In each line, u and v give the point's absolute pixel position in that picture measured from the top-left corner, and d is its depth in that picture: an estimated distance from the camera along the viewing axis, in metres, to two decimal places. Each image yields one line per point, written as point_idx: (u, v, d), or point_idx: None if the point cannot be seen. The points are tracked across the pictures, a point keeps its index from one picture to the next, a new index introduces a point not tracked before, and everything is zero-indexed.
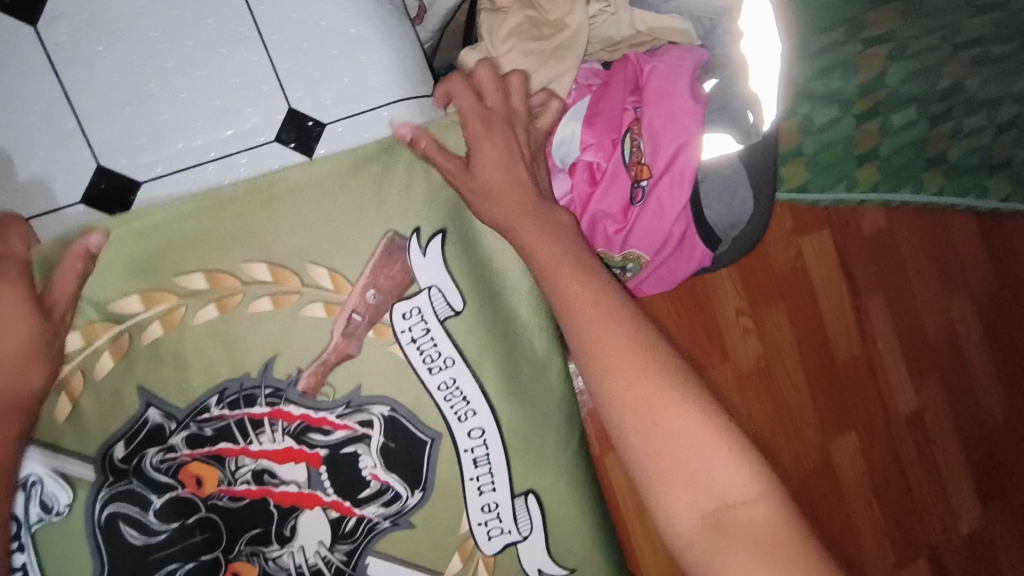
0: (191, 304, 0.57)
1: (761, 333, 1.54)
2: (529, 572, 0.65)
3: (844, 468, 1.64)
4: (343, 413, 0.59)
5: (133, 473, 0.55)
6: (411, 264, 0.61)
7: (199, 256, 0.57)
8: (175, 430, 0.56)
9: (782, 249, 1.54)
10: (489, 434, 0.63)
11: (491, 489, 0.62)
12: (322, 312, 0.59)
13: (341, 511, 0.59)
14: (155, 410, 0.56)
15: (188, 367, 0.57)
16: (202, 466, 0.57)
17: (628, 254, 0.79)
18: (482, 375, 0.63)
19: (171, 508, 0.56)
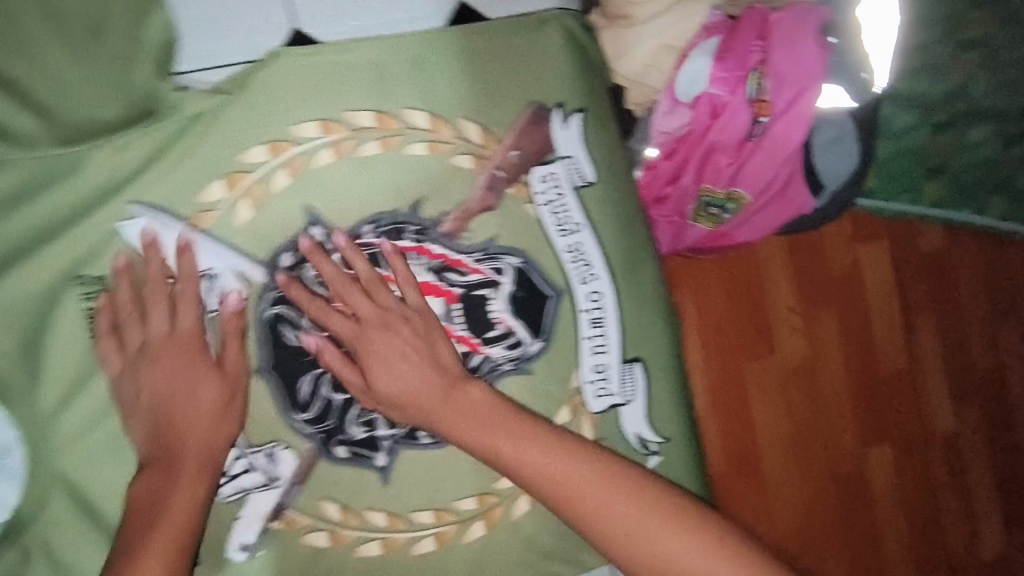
0: (359, 138, 0.63)
1: (808, 331, 1.48)
2: (628, 437, 0.70)
3: (875, 486, 1.56)
4: (479, 259, 0.65)
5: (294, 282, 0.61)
6: (554, 132, 0.67)
7: (370, 97, 0.63)
8: (332, 249, 0.61)
9: (841, 253, 1.47)
10: (606, 299, 0.68)
11: (603, 350, 0.68)
12: (470, 164, 0.65)
13: (470, 346, 0.64)
14: (319, 229, 0.62)
15: (347, 193, 0.63)
16: None
17: (732, 191, 0.79)
18: (604, 243, 0.68)
19: None
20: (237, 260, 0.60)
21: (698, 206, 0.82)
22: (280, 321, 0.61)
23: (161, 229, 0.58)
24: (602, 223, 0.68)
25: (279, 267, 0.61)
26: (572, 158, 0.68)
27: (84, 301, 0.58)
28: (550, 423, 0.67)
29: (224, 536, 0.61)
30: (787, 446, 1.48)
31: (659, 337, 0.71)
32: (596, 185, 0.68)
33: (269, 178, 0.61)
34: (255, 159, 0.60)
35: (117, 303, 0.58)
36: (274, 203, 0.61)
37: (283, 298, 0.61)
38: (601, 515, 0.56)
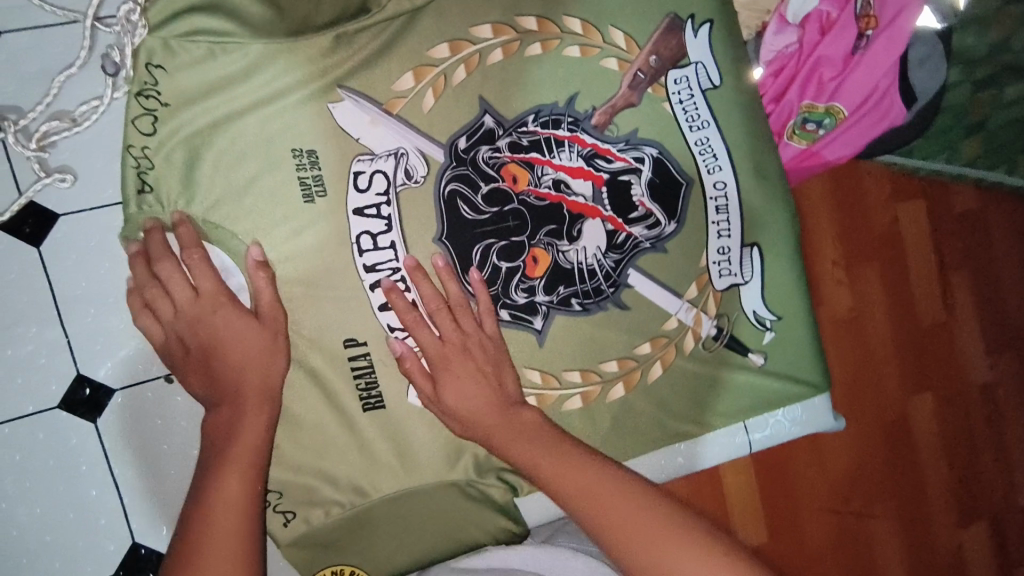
0: (525, 40, 0.72)
1: (854, 286, 1.52)
2: (746, 314, 0.79)
3: (921, 439, 1.58)
4: (623, 149, 0.74)
5: (470, 162, 0.70)
6: (685, 42, 0.77)
7: (535, 5, 0.73)
8: (502, 136, 0.71)
9: (880, 211, 1.54)
10: (729, 188, 0.77)
11: (726, 234, 0.77)
12: (615, 66, 0.75)
13: (616, 225, 0.73)
14: (490, 118, 0.71)
15: (513, 87, 0.72)
16: (518, 168, 0.71)
17: (831, 106, 0.90)
18: (727, 140, 0.78)
19: (494, 195, 0.70)
20: (421, 143, 0.68)
21: (797, 123, 0.93)
22: (457, 197, 0.69)
23: (359, 110, 0.66)
24: (726, 123, 0.78)
25: (456, 149, 0.70)
26: (700, 64, 0.77)
27: (293, 168, 0.65)
28: (681, 297, 0.76)
29: (403, 387, 0.67)
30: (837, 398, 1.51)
31: (772, 228, 0.80)
32: (720, 89, 0.78)
33: (450, 73, 0.70)
34: (440, 56, 0.69)
35: (321, 172, 0.65)
36: (454, 93, 0.70)
37: (460, 176, 0.69)
38: (611, 508, 0.60)
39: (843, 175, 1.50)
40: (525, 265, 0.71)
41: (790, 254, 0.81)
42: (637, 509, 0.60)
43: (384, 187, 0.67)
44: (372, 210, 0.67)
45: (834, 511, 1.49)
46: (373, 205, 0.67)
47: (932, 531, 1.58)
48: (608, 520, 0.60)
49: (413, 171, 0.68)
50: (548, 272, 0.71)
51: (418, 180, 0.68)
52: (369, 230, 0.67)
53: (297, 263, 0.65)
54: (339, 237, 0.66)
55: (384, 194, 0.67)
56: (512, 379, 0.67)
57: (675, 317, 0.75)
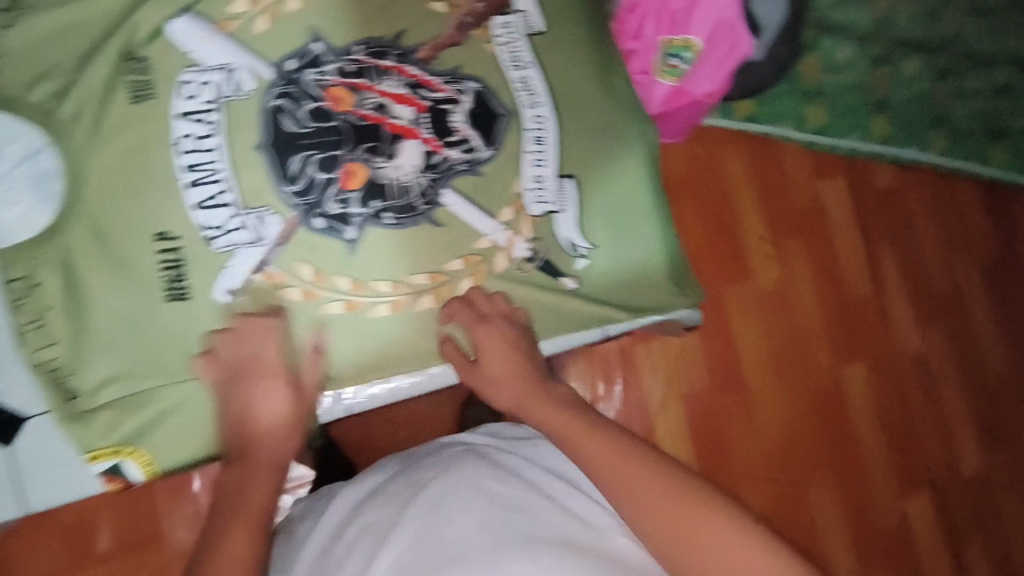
0: None
1: (782, 259, 1.52)
2: (561, 241, 0.85)
3: (857, 419, 1.52)
4: (446, 81, 0.82)
5: (296, 82, 0.77)
6: None
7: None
8: (329, 61, 0.78)
9: (804, 188, 1.55)
10: (547, 123, 0.85)
11: (542, 165, 0.84)
12: (444, 8, 0.83)
13: (432, 147, 0.80)
14: (318, 44, 0.78)
15: (345, 18, 0.80)
16: (342, 91, 0.78)
17: (685, 40, 1.02)
18: (549, 82, 0.86)
19: (316, 112, 0.77)
20: (251, 62, 0.76)
21: (661, 59, 1.05)
22: (281, 111, 0.76)
23: (194, 29, 0.75)
24: (549, 65, 0.86)
25: (285, 70, 0.77)
26: (526, 13, 0.87)
27: (124, 72, 0.73)
28: (495, 220, 0.82)
29: (213, 280, 0.74)
30: (769, 370, 1.49)
31: (591, 162, 0.87)
32: (544, 36, 0.87)
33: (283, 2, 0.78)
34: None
35: (151, 78, 0.73)
36: (285, 19, 0.78)
37: (286, 93, 0.76)
38: (596, 450, 0.64)
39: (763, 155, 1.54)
40: (340, 177, 0.77)
41: (611, 187, 0.88)
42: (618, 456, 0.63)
43: (212, 96, 0.74)
44: (198, 116, 0.74)
45: (772, 476, 1.47)
46: (199, 111, 0.74)
47: (874, 512, 1.49)
48: (594, 459, 0.63)
49: (241, 85, 0.75)
50: (364, 184, 0.78)
51: (245, 93, 0.75)
52: (193, 134, 0.73)
53: (119, 156, 0.72)
54: (162, 137, 0.73)
55: (211, 103, 0.74)
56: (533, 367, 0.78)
57: (488, 237, 0.82)
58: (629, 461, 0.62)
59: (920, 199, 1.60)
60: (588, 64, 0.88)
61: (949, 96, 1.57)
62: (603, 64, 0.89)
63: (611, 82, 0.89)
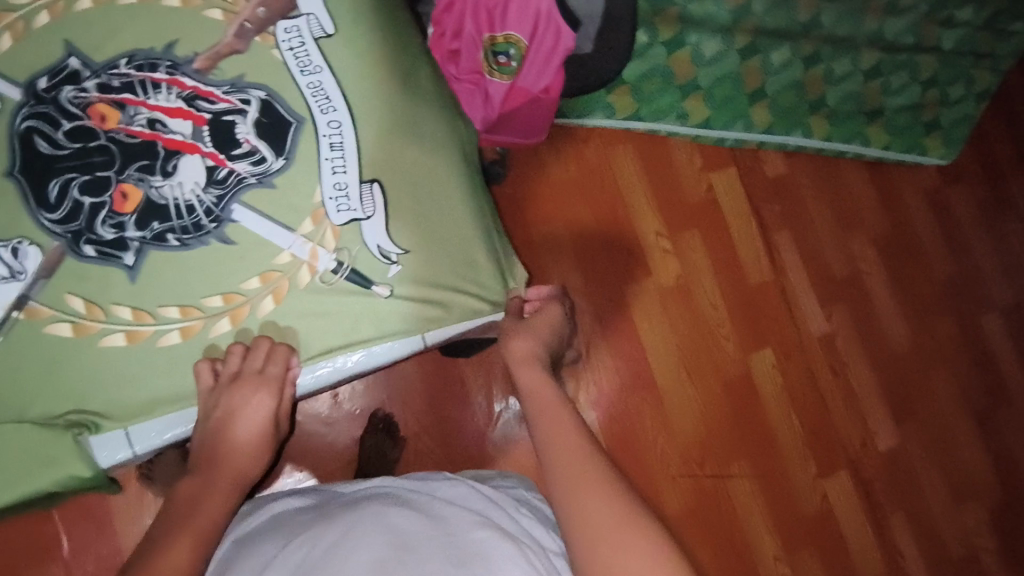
0: None
1: (680, 253, 1.49)
2: (370, 248, 0.79)
3: (769, 410, 1.49)
4: (227, 91, 0.78)
5: (51, 101, 0.73)
6: None
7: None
8: (89, 78, 0.74)
9: (694, 181, 1.51)
10: (344, 127, 0.81)
11: (342, 171, 0.80)
12: (218, 16, 0.79)
13: (215, 161, 0.75)
14: (75, 60, 0.74)
15: (106, 32, 0.75)
16: (107, 108, 0.73)
17: (508, 36, 1.02)
18: (344, 85, 0.82)
19: (76, 131, 0.72)
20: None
21: (488, 57, 1.04)
22: (34, 133, 0.72)
23: None
24: (341, 64, 0.83)
25: (36, 89, 0.73)
26: (312, 15, 0.83)
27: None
28: (294, 232, 0.77)
29: None
30: (676, 367, 1.46)
31: (398, 158, 0.83)
32: (334, 37, 0.83)
33: (32, 19, 0.74)
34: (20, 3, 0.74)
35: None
36: (36, 37, 0.73)
37: (38, 114, 0.72)
38: (559, 449, 0.69)
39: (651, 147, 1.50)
40: (112, 201, 0.72)
41: (423, 180, 0.84)
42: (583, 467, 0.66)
43: None
44: None
45: (688, 471, 1.44)
46: None
47: (794, 500, 1.47)
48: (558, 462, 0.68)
49: None
50: (140, 207, 0.73)
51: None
52: None
53: None
54: None
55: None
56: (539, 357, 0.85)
57: (287, 252, 0.77)
58: (582, 468, 0.66)
59: (813, 182, 1.57)
60: (387, 63, 0.85)
61: (821, 82, 1.43)
62: (401, 63, 0.86)
63: (413, 74, 0.88)
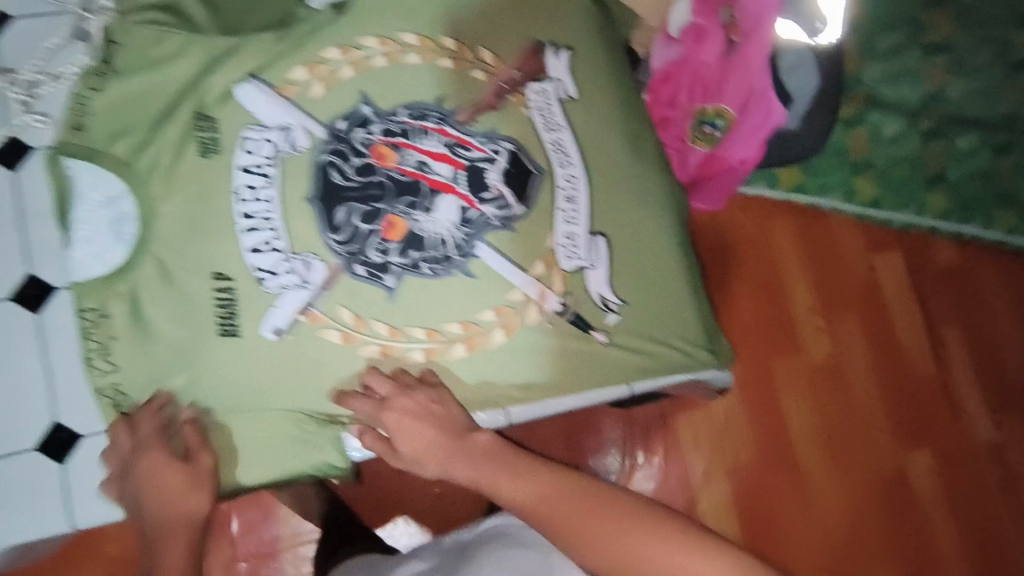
0: (405, 51, 0.88)
1: (834, 334, 1.31)
2: (592, 296, 0.86)
3: (928, 527, 1.25)
4: (482, 142, 0.87)
5: (344, 140, 0.84)
6: (546, 62, 0.92)
7: (417, 24, 0.89)
8: (376, 123, 0.85)
9: (854, 260, 1.33)
10: (579, 182, 0.88)
11: (573, 222, 0.87)
12: (482, 76, 0.90)
13: (469, 204, 0.85)
14: (367, 108, 0.86)
15: (392, 85, 0.87)
16: (387, 149, 0.85)
17: (718, 108, 1.05)
18: (581, 144, 0.90)
19: (362, 168, 0.84)
20: (306, 122, 0.83)
21: (695, 126, 1.08)
22: (329, 165, 0.83)
23: (258, 92, 0.82)
24: (578, 125, 0.91)
25: (336, 130, 0.84)
26: (559, 80, 0.91)
27: (194, 128, 0.80)
28: (527, 273, 0.85)
29: (259, 319, 0.78)
30: (819, 454, 1.27)
31: (618, 212, 0.89)
32: (577, 101, 0.91)
33: (337, 71, 0.86)
34: (330, 56, 0.86)
35: (218, 135, 0.81)
36: (340, 85, 0.86)
37: (334, 149, 0.84)
38: (552, 499, 0.79)
39: (810, 218, 1.34)
40: (382, 229, 0.82)
41: (637, 236, 0.90)
42: (591, 507, 0.77)
43: (270, 152, 0.81)
44: (256, 169, 0.81)
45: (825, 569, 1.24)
46: (258, 165, 0.81)
47: None
48: (551, 514, 0.77)
49: (294, 142, 0.82)
50: (403, 237, 0.83)
51: (299, 149, 0.82)
52: (250, 185, 0.80)
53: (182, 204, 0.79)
54: (223, 186, 0.80)
55: (270, 157, 0.81)
56: (457, 410, 0.82)
57: (519, 289, 0.84)
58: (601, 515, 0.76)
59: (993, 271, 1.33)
60: (619, 128, 0.92)
61: (1013, 172, 1.34)
62: (633, 128, 0.93)
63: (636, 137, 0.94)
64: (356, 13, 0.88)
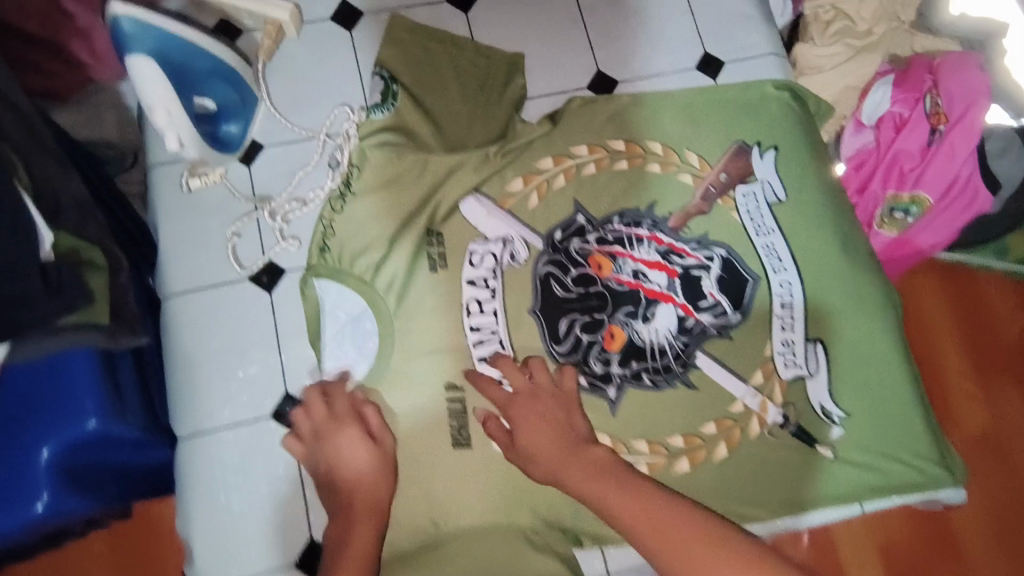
0: (615, 158, 0.89)
1: (992, 402, 1.19)
2: (812, 406, 0.83)
3: None
4: (695, 248, 0.87)
5: (562, 250, 0.85)
6: (752, 163, 0.91)
7: (625, 131, 0.91)
8: (591, 231, 0.87)
9: (1008, 321, 1.23)
10: (794, 287, 0.86)
11: (791, 329, 0.85)
12: (690, 180, 0.90)
13: (686, 312, 0.84)
14: (581, 216, 0.87)
15: (604, 192, 0.88)
16: (604, 258, 0.85)
17: (915, 195, 1.01)
18: (792, 247, 0.88)
19: (581, 278, 0.84)
20: (526, 233, 0.85)
21: (885, 212, 1.04)
22: (550, 276, 0.84)
23: (480, 206, 0.85)
24: (788, 226, 0.89)
25: (553, 240, 0.86)
26: (766, 181, 0.91)
27: (424, 244, 0.83)
28: (747, 383, 0.83)
29: (488, 433, 0.79)
30: (987, 537, 1.13)
31: (834, 317, 0.86)
32: (785, 203, 0.90)
33: (551, 180, 0.88)
34: (545, 166, 0.88)
35: (445, 249, 0.84)
36: (554, 195, 0.87)
37: (553, 260, 0.85)
38: (621, 500, 0.66)
39: (959, 279, 1.24)
40: (603, 339, 0.83)
41: (855, 340, 0.85)
42: (659, 517, 0.64)
43: (493, 265, 0.84)
44: (482, 283, 0.83)
45: None
46: (483, 278, 0.83)
47: None
48: (620, 519, 0.65)
49: (516, 254, 0.85)
50: (624, 347, 0.83)
51: (520, 261, 0.84)
52: (477, 298, 0.83)
53: (416, 319, 0.81)
54: (453, 300, 0.82)
55: (493, 270, 0.83)
56: (581, 419, 0.75)
57: (741, 400, 0.82)
58: (676, 521, 0.64)
59: None
60: (831, 229, 0.89)
61: None
62: (843, 228, 0.90)
63: (846, 236, 0.90)
64: (567, 123, 0.90)
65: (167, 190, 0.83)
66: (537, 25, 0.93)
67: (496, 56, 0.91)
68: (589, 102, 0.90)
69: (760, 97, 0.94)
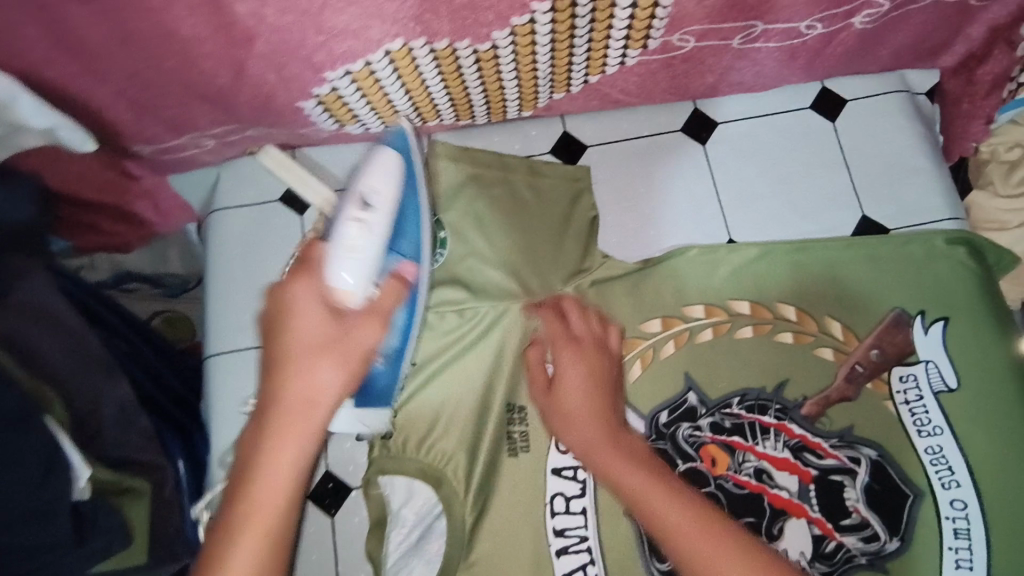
0: (737, 323, 0.73)
1: None
2: None
3: None
4: (836, 445, 0.69)
5: (669, 437, 0.70)
6: (914, 338, 0.71)
7: (749, 289, 0.74)
8: (703, 414, 0.71)
9: None
10: (972, 509, 0.66)
11: (967, 566, 0.65)
12: (830, 356, 0.72)
13: (824, 529, 0.67)
14: (693, 395, 0.71)
15: (718, 367, 0.72)
16: (719, 450, 0.69)
17: None
18: (969, 452, 0.67)
19: (691, 474, 0.69)
20: (624, 412, 0.71)
21: None
22: None
23: None
24: (966, 430, 0.68)
25: (657, 423, 0.70)
26: (931, 362, 0.71)
27: (504, 422, 0.71)
28: None
29: None
30: None
31: None
32: (957, 392, 0.69)
33: (660, 347, 0.72)
34: (651, 330, 0.73)
35: (528, 428, 0.71)
36: (660, 366, 0.72)
37: (657, 451, 0.70)
38: (556, 401, 0.62)
39: None
40: None
41: None
42: (608, 438, 0.58)
43: None
44: (569, 472, 0.69)
45: None
46: (571, 466, 0.69)
47: None
48: (563, 404, 0.61)
49: None
50: None
51: None
52: (564, 492, 0.69)
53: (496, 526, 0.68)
54: (534, 497, 0.69)
55: None
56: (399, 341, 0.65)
57: None
58: (594, 397, 0.61)
59: None
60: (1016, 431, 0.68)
61: None
62: None
63: None
64: (675, 274, 0.74)
65: (231, 387, 0.73)
66: (657, 183, 0.78)
67: (557, 172, 0.77)
68: (705, 246, 0.75)
69: (924, 252, 0.73)
